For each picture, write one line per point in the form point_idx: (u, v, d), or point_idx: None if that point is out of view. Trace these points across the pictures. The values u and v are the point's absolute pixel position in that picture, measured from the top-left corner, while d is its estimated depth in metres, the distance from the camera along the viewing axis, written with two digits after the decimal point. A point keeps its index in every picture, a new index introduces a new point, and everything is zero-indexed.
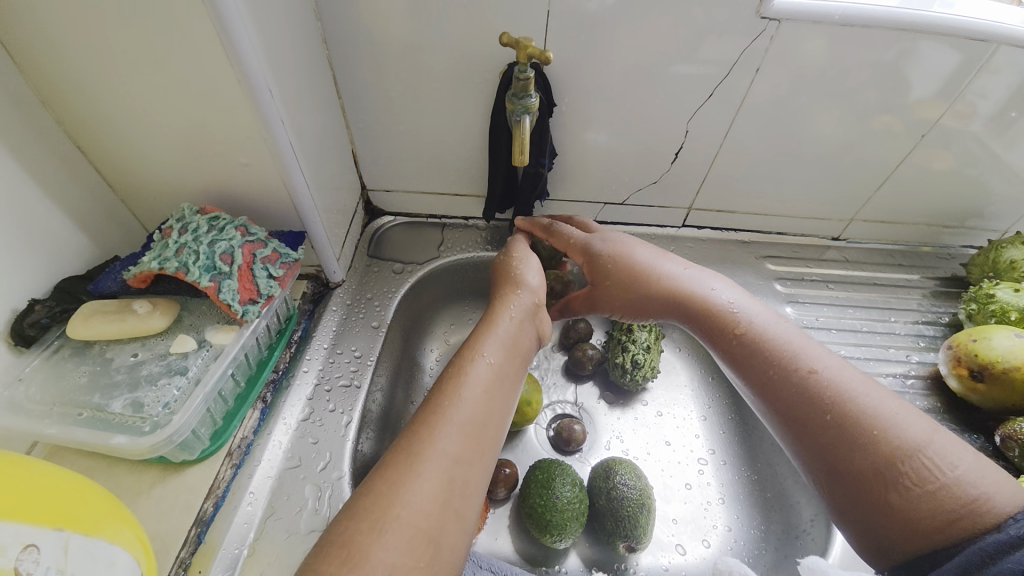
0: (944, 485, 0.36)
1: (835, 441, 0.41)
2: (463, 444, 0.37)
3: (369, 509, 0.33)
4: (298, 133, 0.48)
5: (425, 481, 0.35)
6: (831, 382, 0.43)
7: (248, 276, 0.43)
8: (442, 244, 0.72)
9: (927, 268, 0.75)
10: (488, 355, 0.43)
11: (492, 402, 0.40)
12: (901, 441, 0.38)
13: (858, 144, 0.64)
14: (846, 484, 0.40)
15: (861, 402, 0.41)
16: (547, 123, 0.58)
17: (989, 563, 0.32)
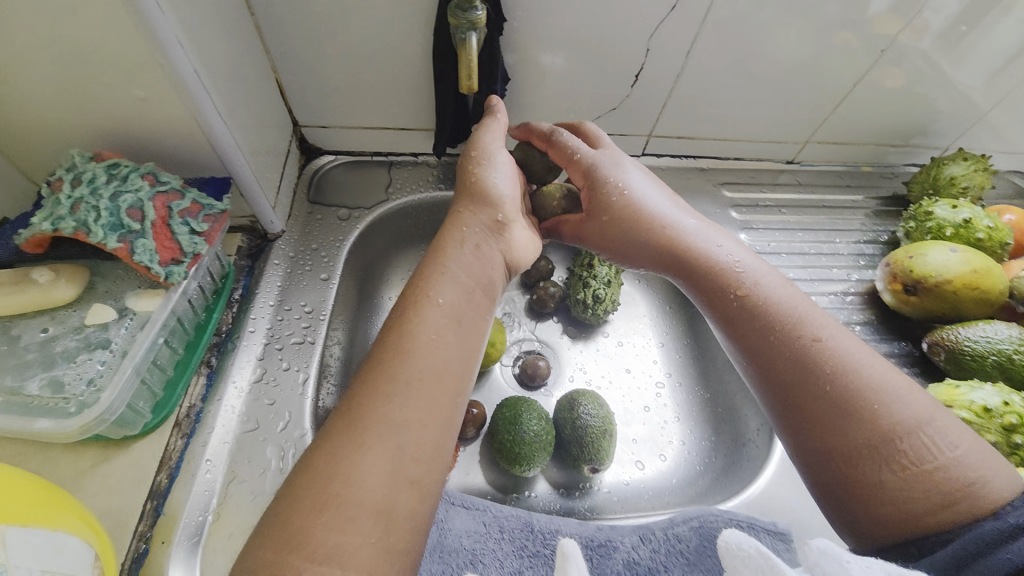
0: (936, 466, 0.34)
1: (825, 418, 0.37)
2: (414, 413, 0.34)
3: (312, 484, 0.31)
4: (203, 59, 0.41)
5: (371, 456, 0.31)
6: (831, 354, 0.38)
7: (166, 233, 0.38)
8: (390, 185, 0.67)
9: (872, 188, 0.77)
10: (440, 296, 0.38)
11: (448, 356, 0.36)
12: (897, 419, 0.35)
13: (818, 61, 0.62)
14: (832, 461, 0.37)
15: (864, 375, 0.37)
16: (497, 42, 0.52)
17: (987, 553, 0.30)
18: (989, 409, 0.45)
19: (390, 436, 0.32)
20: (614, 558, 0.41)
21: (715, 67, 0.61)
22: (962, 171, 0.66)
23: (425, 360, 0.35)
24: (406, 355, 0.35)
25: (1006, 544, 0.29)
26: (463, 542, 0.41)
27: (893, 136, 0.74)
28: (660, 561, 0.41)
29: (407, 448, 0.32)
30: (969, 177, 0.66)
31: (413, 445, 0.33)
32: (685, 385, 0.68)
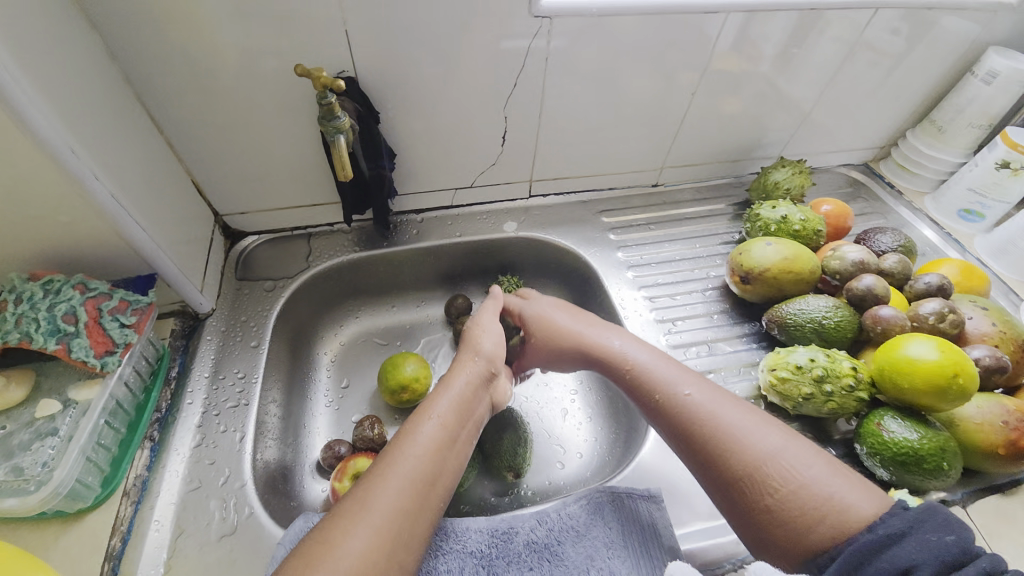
0: (800, 489, 0.44)
1: (711, 460, 0.48)
2: (402, 497, 0.43)
3: (314, 548, 0.39)
4: (120, 182, 0.50)
5: (364, 529, 0.40)
6: (703, 411, 0.51)
7: (98, 330, 0.46)
8: (310, 254, 0.75)
9: (727, 196, 0.92)
10: (436, 413, 0.51)
11: (430, 462, 0.47)
12: (759, 452, 0.46)
13: (648, 107, 0.77)
14: (730, 498, 0.47)
15: (726, 423, 0.50)
16: (373, 128, 0.64)
17: (869, 561, 0.38)
18: (799, 365, 0.57)
19: (381, 512, 0.42)
20: (514, 540, 0.49)
21: (566, 121, 0.75)
22: (784, 175, 0.82)
23: (416, 456, 0.47)
24: (403, 456, 0.46)
25: (884, 553, 0.38)
26: None
27: (732, 153, 0.90)
28: (554, 536, 0.49)
29: (389, 524, 0.42)
30: (789, 180, 0.81)
31: (396, 520, 0.42)
32: (594, 388, 0.78)
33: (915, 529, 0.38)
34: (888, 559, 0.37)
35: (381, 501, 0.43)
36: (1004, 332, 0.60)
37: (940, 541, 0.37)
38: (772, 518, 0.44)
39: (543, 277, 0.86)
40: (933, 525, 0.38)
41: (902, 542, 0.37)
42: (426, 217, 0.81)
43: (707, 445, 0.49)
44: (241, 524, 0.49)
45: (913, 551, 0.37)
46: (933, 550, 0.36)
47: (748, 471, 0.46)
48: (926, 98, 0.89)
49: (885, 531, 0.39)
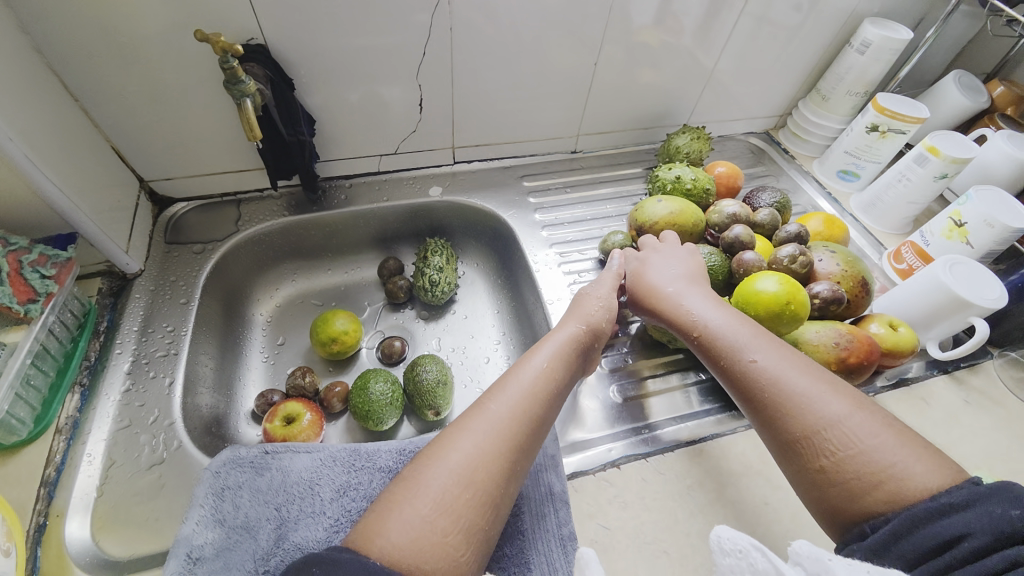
0: (857, 451, 0.43)
1: (771, 416, 0.49)
2: (498, 432, 0.45)
3: (417, 464, 0.43)
4: (32, 143, 0.52)
5: (458, 455, 0.43)
6: (768, 370, 0.51)
7: (20, 280, 0.50)
8: (240, 218, 0.79)
9: (640, 162, 1.00)
10: (542, 360, 0.54)
11: (527, 404, 0.49)
12: (823, 416, 0.46)
13: (559, 76, 0.82)
14: (785, 451, 0.48)
15: (794, 383, 0.49)
16: (289, 95, 0.68)
17: (917, 528, 0.37)
18: None
19: (475, 440, 0.44)
20: None
21: (481, 89, 0.80)
22: (685, 141, 0.90)
23: (511, 394, 0.49)
24: (506, 390, 0.50)
25: (938, 520, 0.37)
26: (297, 476, 0.53)
27: (644, 120, 0.97)
28: None
29: (485, 457, 0.44)
30: (688, 145, 0.89)
31: (490, 455, 0.44)
32: (515, 338, 0.85)
33: (980, 502, 0.36)
34: (942, 525, 0.36)
35: (477, 429, 0.45)
36: (846, 271, 0.69)
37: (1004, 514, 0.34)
38: (824, 474, 0.44)
39: (470, 239, 0.92)
40: (1000, 499, 0.35)
41: (961, 512, 0.36)
42: (354, 183, 0.86)
43: (766, 400, 0.50)
44: (170, 454, 0.54)
45: (971, 520, 0.35)
46: (994, 525, 0.34)
47: (808, 430, 0.46)
48: (813, 70, 0.98)
49: (945, 501, 0.37)
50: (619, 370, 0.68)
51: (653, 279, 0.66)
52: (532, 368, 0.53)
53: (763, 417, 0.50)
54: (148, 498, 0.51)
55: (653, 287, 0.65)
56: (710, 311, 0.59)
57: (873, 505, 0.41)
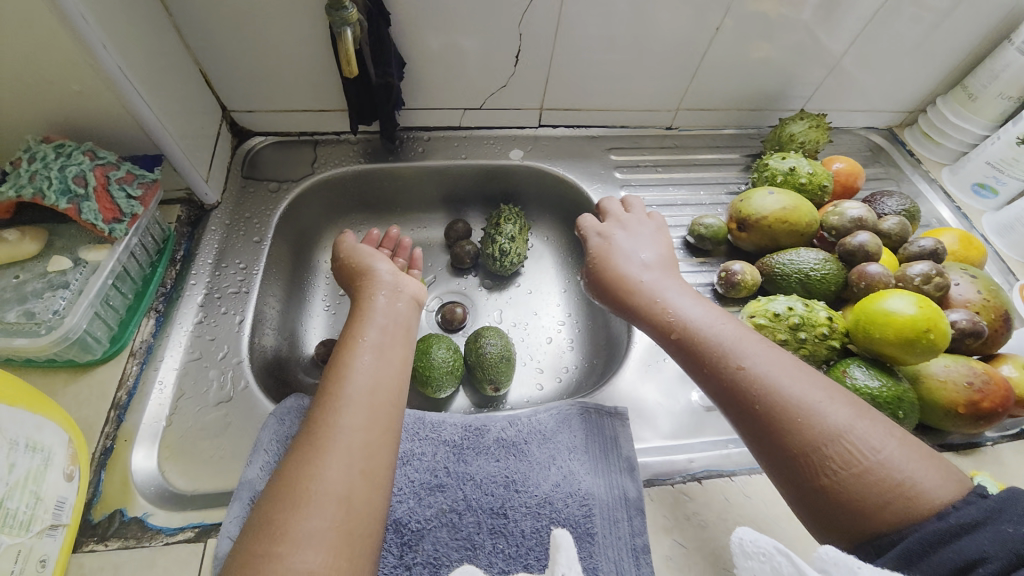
0: (865, 468, 0.37)
1: (767, 427, 0.41)
2: (366, 430, 0.46)
3: (297, 486, 0.42)
4: (126, 54, 0.50)
5: (339, 461, 0.43)
6: (760, 376, 0.43)
7: (106, 197, 0.47)
8: (315, 160, 0.76)
9: (741, 148, 0.90)
10: (363, 354, 0.52)
11: (376, 409, 0.48)
12: (825, 425, 0.39)
13: (673, 39, 0.73)
14: (783, 470, 0.40)
15: (786, 392, 0.41)
16: (385, 31, 0.63)
17: (929, 553, 0.33)
18: (776, 314, 0.58)
19: (346, 444, 0.44)
20: (487, 437, 0.53)
21: (583, 46, 0.72)
22: (800, 129, 0.79)
23: (362, 387, 0.49)
24: (341, 402, 0.47)
25: (951, 542, 0.32)
26: None
27: (754, 101, 0.87)
28: (523, 437, 0.53)
29: (364, 457, 0.44)
30: (805, 133, 0.79)
31: (370, 455, 0.45)
32: (582, 321, 0.80)
33: (992, 520, 0.32)
34: (954, 550, 0.32)
35: (349, 427, 0.45)
36: (988, 300, 0.59)
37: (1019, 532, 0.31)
38: (830, 496, 0.38)
39: (544, 210, 0.86)
40: (1013, 515, 0.32)
41: (975, 530, 0.32)
42: (433, 136, 0.81)
43: (760, 409, 0.42)
44: (237, 394, 0.53)
45: (989, 543, 0.31)
46: (1012, 544, 0.30)
47: (809, 444, 0.39)
48: (965, 61, 0.84)
49: (955, 518, 0.33)
50: None
51: (621, 264, 0.58)
52: (367, 357, 0.52)
53: (756, 425, 0.42)
54: (212, 435, 0.50)
55: (619, 276, 0.57)
56: (680, 306, 0.51)
57: (878, 531, 0.36)
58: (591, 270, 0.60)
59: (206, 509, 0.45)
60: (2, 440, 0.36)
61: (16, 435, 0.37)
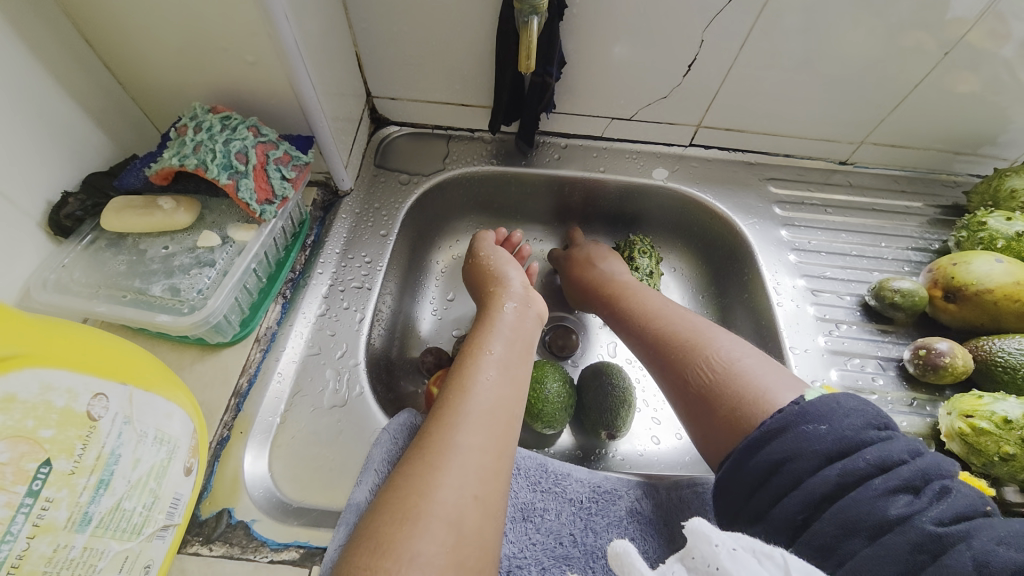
0: (724, 376, 0.43)
1: (661, 356, 0.49)
2: (484, 450, 0.39)
3: (405, 500, 0.35)
4: (302, 28, 0.47)
5: (456, 481, 0.37)
6: (662, 317, 0.52)
7: (263, 176, 0.45)
8: (447, 156, 0.72)
9: (932, 196, 0.75)
10: (489, 368, 0.45)
11: (497, 427, 0.41)
12: (708, 341, 0.47)
13: (886, 58, 0.61)
14: (673, 393, 0.47)
15: (674, 326, 0.50)
16: (556, 26, 0.56)
17: (750, 454, 0.38)
18: (1008, 421, 0.45)
19: (466, 461, 0.38)
20: (618, 503, 0.46)
21: (770, 62, 0.62)
22: None
23: (486, 399, 0.43)
24: (461, 415, 0.41)
25: (762, 448, 0.38)
26: None
27: (962, 143, 0.71)
28: (660, 514, 0.46)
29: (481, 483, 0.38)
30: None
31: (485, 480, 0.38)
32: None
33: (795, 419, 0.37)
34: (766, 452, 0.38)
35: (472, 445, 0.39)
36: None
37: (817, 433, 0.36)
38: (711, 410, 0.43)
39: (679, 239, 0.77)
40: (813, 416, 0.37)
41: (782, 435, 0.37)
42: (570, 144, 0.74)
43: (660, 342, 0.50)
44: (351, 400, 0.50)
45: (791, 443, 0.37)
46: (811, 444, 0.36)
47: (690, 360, 0.46)
48: None
49: (767, 425, 0.38)
50: None
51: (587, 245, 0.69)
52: (494, 368, 0.46)
53: (654, 357, 0.50)
54: (324, 441, 0.47)
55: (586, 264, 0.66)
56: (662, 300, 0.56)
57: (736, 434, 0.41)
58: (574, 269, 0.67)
59: (313, 529, 0.41)
60: (133, 430, 0.32)
61: (147, 425, 0.34)
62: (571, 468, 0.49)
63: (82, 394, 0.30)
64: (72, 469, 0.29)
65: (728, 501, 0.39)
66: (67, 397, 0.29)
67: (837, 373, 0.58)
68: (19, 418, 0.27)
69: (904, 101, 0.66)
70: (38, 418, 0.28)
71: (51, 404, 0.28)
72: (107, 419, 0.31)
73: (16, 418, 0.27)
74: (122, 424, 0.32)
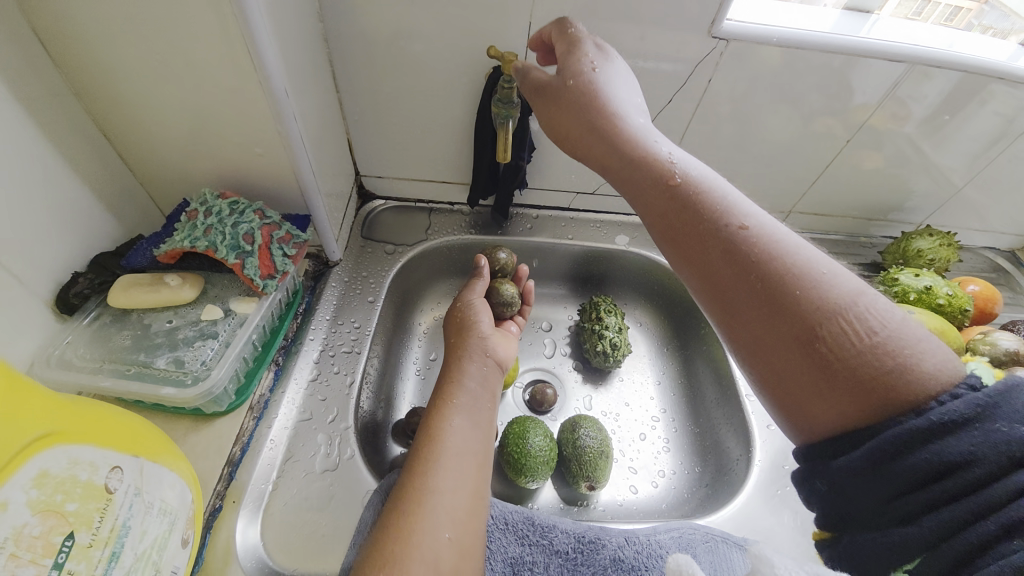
0: (868, 352, 0.32)
1: (763, 299, 0.36)
2: (457, 492, 0.45)
3: (388, 546, 0.41)
4: (307, 125, 0.54)
5: (433, 524, 0.42)
6: (761, 241, 0.38)
7: (267, 254, 0.49)
8: (429, 227, 0.78)
9: (854, 256, 0.86)
10: (455, 416, 0.51)
11: (468, 470, 0.47)
12: (840, 295, 0.35)
13: (802, 142, 0.73)
14: (758, 343, 0.37)
15: (793, 262, 0.36)
16: (527, 121, 0.66)
17: (901, 454, 0.29)
18: None
19: (440, 505, 0.44)
20: (602, 553, 0.49)
21: (708, 146, 0.73)
22: (929, 244, 0.76)
23: (456, 444, 0.48)
24: (435, 463, 0.46)
25: (933, 443, 0.29)
26: None
27: (871, 211, 0.84)
28: (643, 561, 0.48)
29: (455, 523, 0.43)
30: (934, 250, 0.75)
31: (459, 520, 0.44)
32: (679, 421, 0.74)
33: (984, 416, 0.28)
34: (932, 450, 0.29)
35: (445, 490, 0.44)
36: None
37: (1011, 433, 0.27)
38: (820, 381, 0.33)
39: (643, 297, 0.84)
40: (1005, 413, 0.28)
41: (962, 430, 0.28)
42: (541, 215, 0.82)
43: (756, 287, 0.37)
44: (342, 463, 0.51)
45: (972, 439, 0.28)
46: (1006, 446, 0.27)
47: (811, 321, 0.34)
48: None
49: (939, 415, 0.29)
50: None
51: (607, 96, 0.45)
52: (461, 416, 0.51)
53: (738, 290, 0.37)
54: (317, 507, 0.48)
55: (606, 124, 0.44)
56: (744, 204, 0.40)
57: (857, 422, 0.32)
58: (565, 101, 0.46)
59: None
60: (142, 501, 0.34)
61: (153, 497, 0.35)
62: (555, 518, 0.51)
63: (103, 466, 0.32)
64: (91, 541, 0.30)
65: (839, 501, 0.32)
66: (89, 470, 0.31)
67: None
68: (49, 493, 0.28)
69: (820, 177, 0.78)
70: (65, 492, 0.29)
71: (77, 477, 0.30)
72: (121, 491, 0.33)
73: (47, 492, 0.28)
74: (133, 496, 0.33)
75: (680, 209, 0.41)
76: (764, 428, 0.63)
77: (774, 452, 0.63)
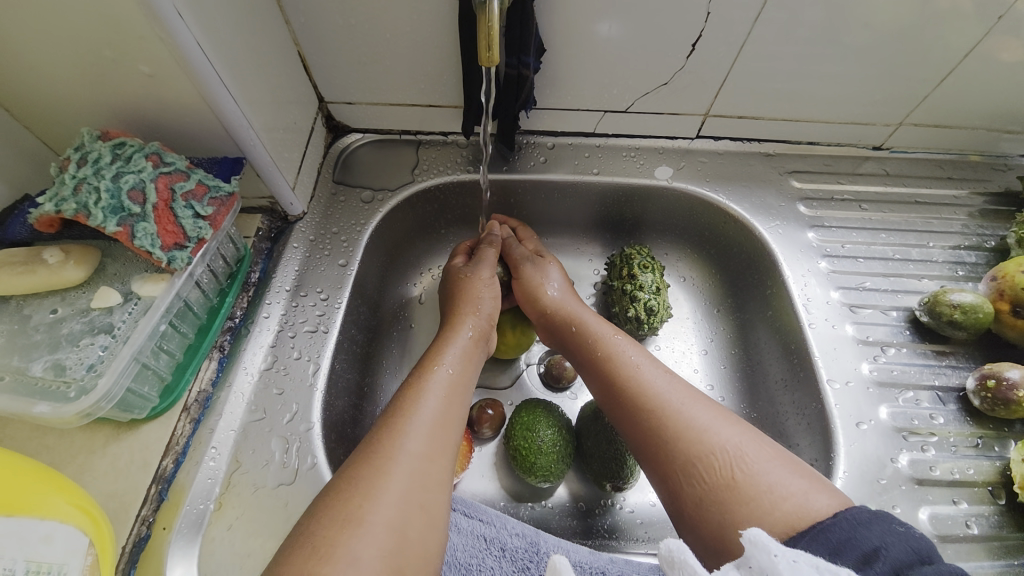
0: (748, 482, 0.36)
1: (671, 466, 0.39)
2: (432, 454, 0.37)
3: (346, 503, 0.33)
4: (208, 29, 0.37)
5: (397, 486, 0.34)
6: (670, 404, 0.42)
7: (169, 217, 0.37)
8: (417, 166, 0.62)
9: (981, 182, 0.64)
10: (438, 372, 0.43)
11: (441, 437, 0.38)
12: (719, 446, 0.38)
13: (940, 19, 0.49)
14: (663, 474, 0.40)
15: (689, 417, 0.41)
16: (528, 6, 0.47)
17: (841, 544, 0.31)
18: None
19: (409, 468, 0.35)
20: None
21: (797, 34, 0.51)
22: None
23: (431, 406, 0.40)
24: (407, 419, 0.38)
25: (853, 523, 0.32)
26: (460, 555, 0.42)
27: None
28: None
29: (424, 487, 0.35)
30: None
31: (430, 483, 0.35)
32: (731, 402, 0.59)
33: (876, 521, 0.32)
34: (859, 537, 0.31)
35: (412, 450, 0.36)
36: None
37: (908, 532, 0.31)
38: (729, 506, 0.36)
39: (686, 246, 0.67)
40: (891, 518, 0.32)
41: (874, 525, 0.31)
42: (558, 143, 0.64)
43: (664, 424, 0.41)
44: (302, 475, 0.42)
45: (883, 534, 0.31)
46: (905, 534, 0.31)
47: (704, 462, 0.38)
48: None
49: (846, 513, 0.32)
50: (951, 546, 0.42)
51: (554, 271, 0.56)
52: (441, 379, 0.42)
53: (671, 518, 0.39)
54: (268, 530, 0.39)
55: (553, 294, 0.54)
56: (657, 374, 0.45)
57: (790, 526, 0.33)
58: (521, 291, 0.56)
59: None
60: None
61: (12, 558, 0.28)
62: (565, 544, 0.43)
63: None
64: None
65: None
66: None
67: (888, 410, 0.48)
68: None
69: (966, 72, 0.54)
70: None
71: None
72: None
73: None
74: None
75: (612, 391, 0.46)
76: (852, 427, 0.47)
77: (866, 462, 0.45)
